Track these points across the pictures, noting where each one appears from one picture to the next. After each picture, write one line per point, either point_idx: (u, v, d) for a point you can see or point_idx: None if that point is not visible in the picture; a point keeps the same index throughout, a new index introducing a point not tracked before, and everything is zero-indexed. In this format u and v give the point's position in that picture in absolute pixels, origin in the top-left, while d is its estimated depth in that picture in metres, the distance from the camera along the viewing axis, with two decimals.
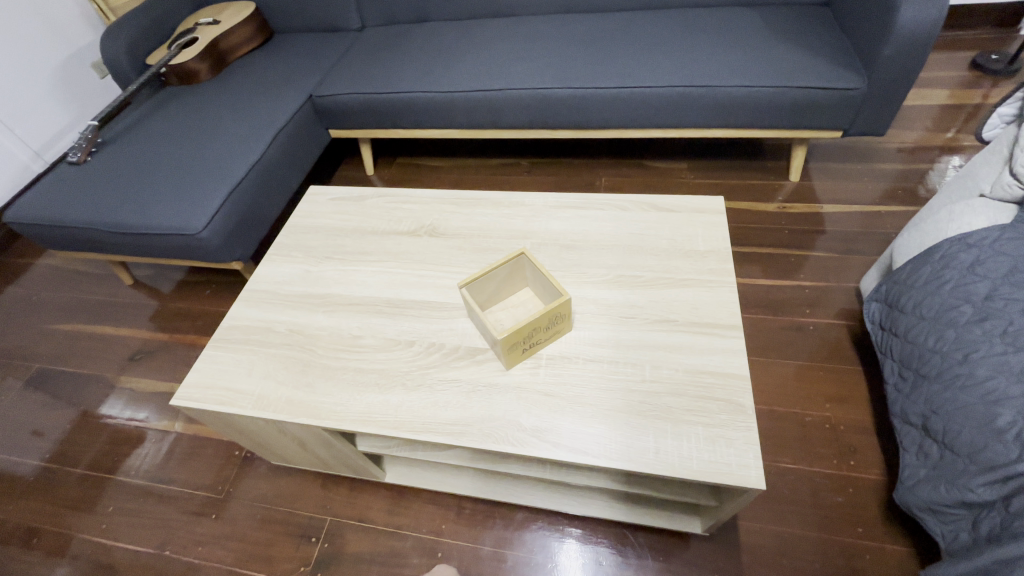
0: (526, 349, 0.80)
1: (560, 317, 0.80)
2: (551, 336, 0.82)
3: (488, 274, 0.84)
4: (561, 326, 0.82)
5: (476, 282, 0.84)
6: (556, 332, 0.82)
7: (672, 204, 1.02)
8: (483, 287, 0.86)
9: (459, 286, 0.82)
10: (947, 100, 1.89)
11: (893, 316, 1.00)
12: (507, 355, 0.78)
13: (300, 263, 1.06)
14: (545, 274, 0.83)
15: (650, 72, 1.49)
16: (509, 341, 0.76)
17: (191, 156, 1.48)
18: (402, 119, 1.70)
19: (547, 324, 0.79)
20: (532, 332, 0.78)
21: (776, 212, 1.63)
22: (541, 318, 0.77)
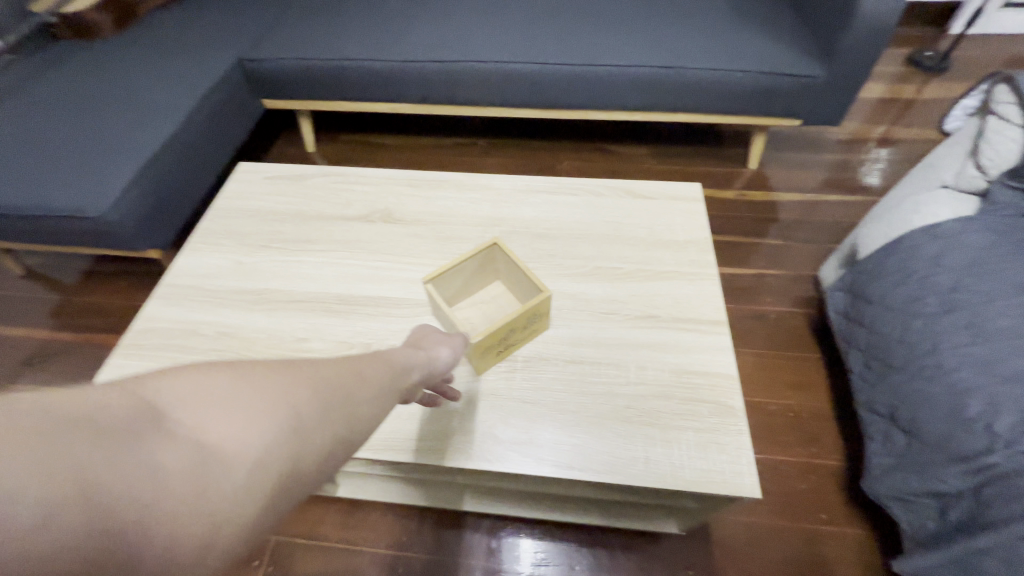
0: (500, 352, 0.72)
1: (539, 316, 0.72)
2: (527, 336, 0.74)
3: (456, 269, 0.75)
4: (539, 324, 0.74)
5: (441, 277, 0.74)
6: (532, 332, 0.74)
7: (647, 190, 0.96)
8: (449, 284, 0.76)
9: (422, 281, 0.71)
10: (885, 93, 1.96)
11: (858, 307, 1.01)
12: (477, 361, 0.70)
13: (230, 253, 0.91)
14: (522, 267, 0.74)
15: (617, 50, 1.42)
16: (479, 347, 0.67)
17: (93, 123, 1.26)
18: (346, 90, 1.53)
19: (524, 324, 0.71)
20: (508, 334, 0.70)
21: (734, 199, 1.63)
22: (518, 320, 0.68)
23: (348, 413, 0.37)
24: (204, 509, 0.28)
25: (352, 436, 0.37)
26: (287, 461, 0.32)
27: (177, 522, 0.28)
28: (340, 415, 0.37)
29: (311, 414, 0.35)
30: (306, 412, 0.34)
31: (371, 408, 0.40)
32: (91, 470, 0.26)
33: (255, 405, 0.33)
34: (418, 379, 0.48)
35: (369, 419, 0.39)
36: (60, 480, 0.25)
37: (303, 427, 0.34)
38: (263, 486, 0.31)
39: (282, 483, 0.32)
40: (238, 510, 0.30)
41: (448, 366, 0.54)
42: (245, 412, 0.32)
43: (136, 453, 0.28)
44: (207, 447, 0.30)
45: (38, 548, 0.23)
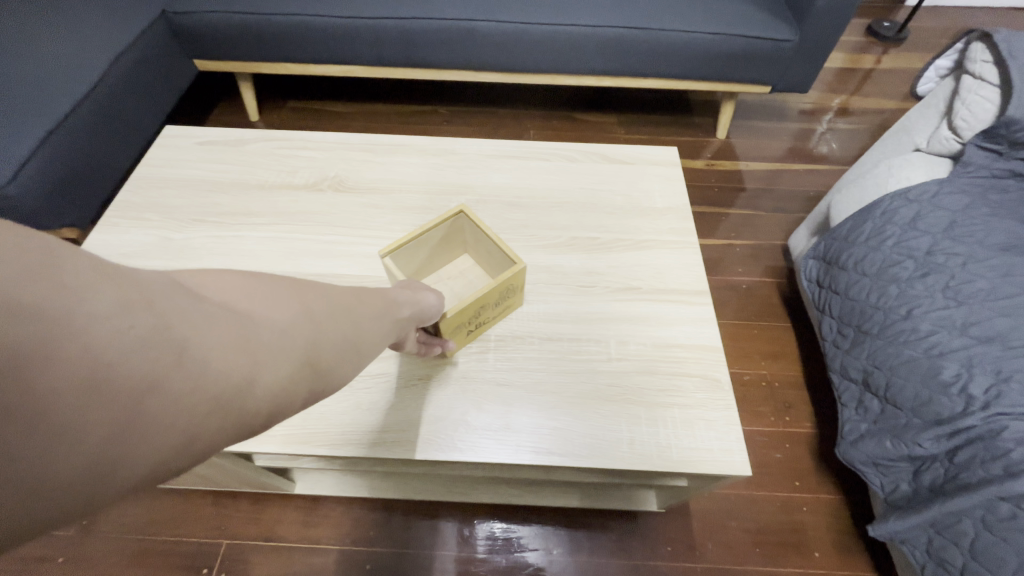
0: (471, 331, 0.65)
1: (512, 291, 0.66)
2: (499, 313, 0.68)
3: (418, 240, 0.67)
4: (512, 301, 0.68)
5: (399, 250, 0.66)
6: (505, 308, 0.68)
7: (623, 154, 0.90)
8: (409, 257, 0.69)
9: (378, 254, 0.63)
10: (846, 63, 1.97)
11: (832, 274, 1.00)
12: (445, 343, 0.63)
13: (156, 228, 0.79)
14: (493, 237, 0.67)
15: (586, 9, 1.34)
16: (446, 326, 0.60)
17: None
18: (292, 50, 1.39)
19: (497, 299, 0.64)
20: (479, 311, 0.63)
21: (704, 170, 1.60)
22: (490, 295, 0.62)
23: (350, 318, 0.41)
24: (240, 352, 0.30)
25: (356, 341, 0.40)
26: (303, 339, 0.35)
27: (217, 355, 0.29)
28: (344, 318, 0.40)
29: (320, 311, 0.38)
30: (317, 308, 0.38)
31: (372, 322, 0.43)
32: (148, 291, 0.28)
33: (275, 291, 0.36)
34: (411, 315, 0.51)
35: (368, 328, 0.43)
36: (121, 288, 0.27)
37: (314, 319, 0.37)
38: (285, 351, 0.33)
39: (302, 355, 0.35)
40: (264, 366, 0.32)
41: (434, 314, 0.56)
42: (268, 294, 0.35)
43: (180, 294, 0.30)
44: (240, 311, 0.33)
45: (105, 334, 0.25)
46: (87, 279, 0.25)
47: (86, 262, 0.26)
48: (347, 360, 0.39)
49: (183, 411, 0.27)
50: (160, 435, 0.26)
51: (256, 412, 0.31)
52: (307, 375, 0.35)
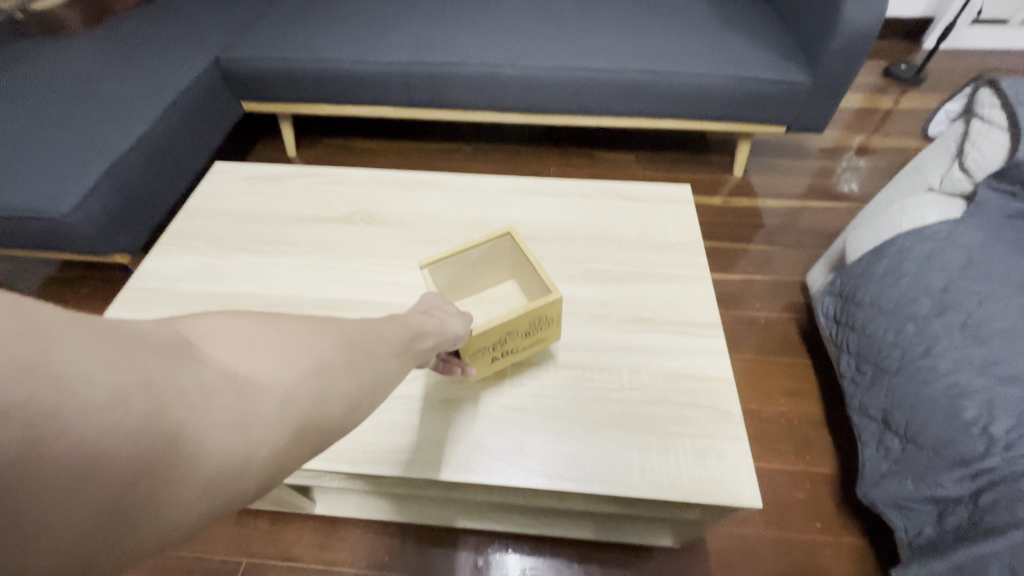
0: (497, 357, 0.67)
1: (546, 323, 0.67)
2: (531, 344, 0.68)
3: (458, 258, 0.72)
4: (546, 332, 0.68)
5: (439, 264, 0.71)
6: (539, 340, 0.68)
7: (637, 192, 0.94)
8: (449, 273, 0.74)
9: (419, 263, 0.68)
10: (864, 104, 2.00)
11: (849, 310, 1.01)
12: (468, 362, 0.64)
13: (201, 255, 0.86)
14: (533, 264, 0.71)
15: (603, 55, 1.42)
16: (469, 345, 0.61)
17: (60, 121, 1.20)
18: (329, 92, 1.50)
19: (528, 328, 0.65)
20: (507, 338, 0.65)
21: (720, 206, 1.63)
22: (519, 322, 0.63)
23: (365, 362, 0.41)
24: (240, 424, 0.31)
25: (372, 384, 0.41)
26: (310, 395, 0.35)
27: (215, 432, 0.30)
28: (359, 361, 0.40)
29: (331, 359, 0.38)
30: (328, 360, 0.38)
31: (388, 364, 0.43)
32: (148, 369, 0.29)
33: (283, 347, 0.36)
34: (428, 347, 0.51)
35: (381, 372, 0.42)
36: (124, 375, 0.28)
37: (325, 370, 0.37)
38: (289, 414, 0.34)
39: (310, 414, 0.35)
40: (267, 432, 0.32)
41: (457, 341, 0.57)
42: (275, 351, 0.36)
43: (183, 365, 0.31)
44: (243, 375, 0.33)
45: (100, 423, 0.26)
46: (90, 367, 0.27)
47: (84, 356, 0.27)
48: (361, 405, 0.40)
49: (176, 492, 0.28)
50: (163, 515, 0.28)
51: (258, 478, 0.32)
52: (317, 430, 0.36)
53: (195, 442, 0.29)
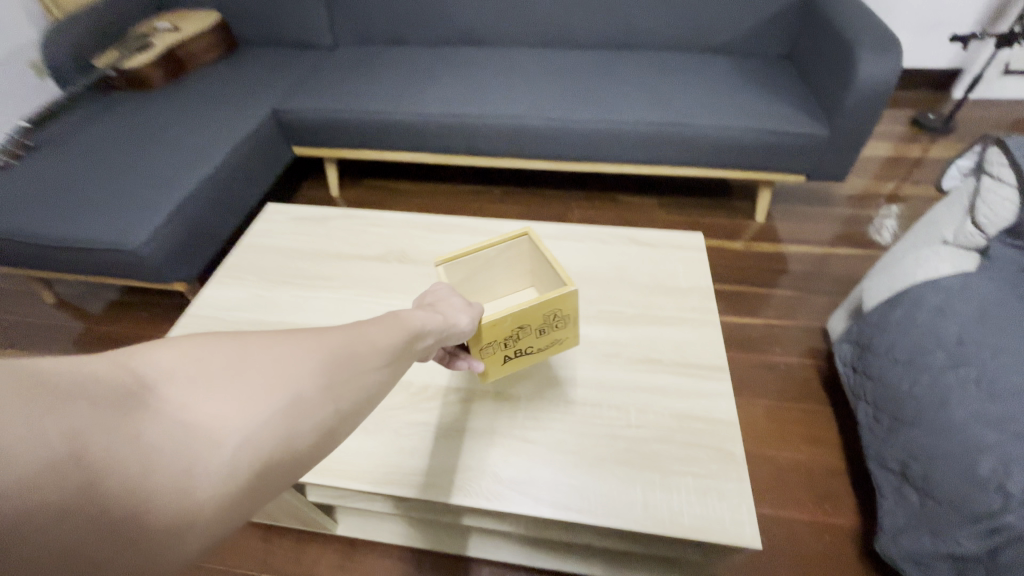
0: (508, 352, 0.70)
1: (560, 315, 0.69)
2: (543, 341, 0.71)
3: (473, 257, 0.78)
4: (557, 329, 0.70)
5: (454, 264, 0.77)
6: (550, 337, 0.71)
7: (651, 239, 1.00)
8: (466, 271, 0.80)
9: (434, 264, 0.76)
10: (890, 152, 2.01)
11: (866, 359, 1.01)
12: (478, 353, 0.67)
13: (251, 286, 0.96)
14: (550, 261, 0.76)
15: (625, 108, 1.51)
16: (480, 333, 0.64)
17: (140, 166, 1.36)
18: (371, 140, 1.64)
19: (540, 321, 0.68)
20: (520, 329, 0.67)
21: (741, 250, 1.66)
22: (531, 313, 0.66)
23: (346, 378, 0.41)
24: (212, 467, 0.32)
25: (355, 400, 0.41)
26: (290, 421, 0.37)
27: (189, 480, 0.31)
28: (340, 376, 0.41)
29: (308, 379, 0.39)
30: (303, 386, 0.38)
31: (375, 376, 0.43)
32: (105, 428, 0.30)
33: (250, 382, 0.37)
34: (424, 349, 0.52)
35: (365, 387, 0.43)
36: (79, 435, 0.29)
37: (303, 392, 0.38)
38: (268, 444, 0.35)
39: (288, 442, 0.36)
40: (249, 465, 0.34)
41: (465, 333, 0.59)
42: (243, 386, 0.36)
43: (142, 417, 0.32)
44: (217, 413, 0.34)
45: (63, 487, 0.27)
46: (45, 434, 0.28)
47: (40, 424, 0.28)
48: (347, 422, 0.41)
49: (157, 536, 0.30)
50: (151, 559, 0.30)
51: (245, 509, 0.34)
52: (302, 452, 0.37)
53: (169, 493, 0.30)
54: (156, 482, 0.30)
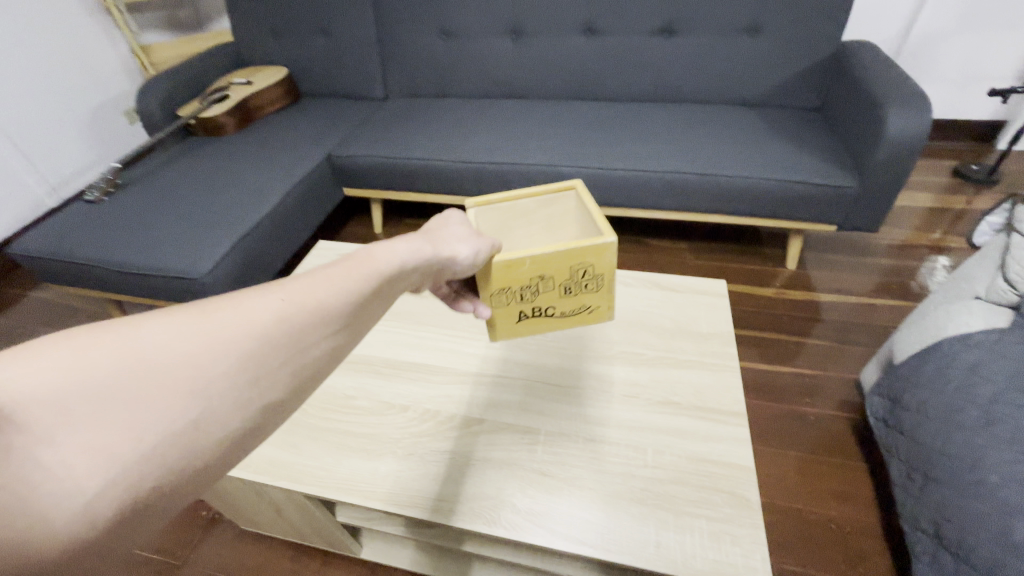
0: (526, 299, 0.76)
1: (587, 271, 0.74)
2: (563, 296, 0.76)
3: (507, 203, 0.84)
4: (578, 283, 0.75)
5: (486, 207, 0.83)
6: (570, 294, 0.76)
7: (675, 284, 1.03)
8: (497, 220, 0.86)
9: (465, 202, 0.83)
10: (933, 203, 1.97)
11: (897, 413, 1.00)
12: (490, 296, 0.75)
13: None
14: (591, 211, 0.79)
15: (655, 158, 1.57)
16: (495, 273, 0.71)
17: (219, 210, 1.49)
18: (414, 183, 1.76)
19: (563, 269, 0.73)
20: (541, 278, 0.73)
21: (772, 297, 1.65)
22: (556, 262, 0.72)
23: (272, 364, 0.41)
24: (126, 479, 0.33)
25: (296, 370, 0.43)
26: (221, 414, 0.38)
27: (105, 495, 0.32)
28: (273, 355, 0.42)
29: (233, 364, 0.39)
30: (217, 383, 0.38)
31: (307, 355, 0.44)
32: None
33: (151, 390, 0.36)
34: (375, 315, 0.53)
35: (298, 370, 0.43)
36: None
37: (229, 380, 0.38)
38: (202, 436, 0.36)
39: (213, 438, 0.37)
40: (183, 464, 0.35)
41: (467, 266, 0.66)
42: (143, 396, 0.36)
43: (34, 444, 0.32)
44: (125, 431, 0.34)
45: None
46: None
47: None
48: (291, 391, 0.43)
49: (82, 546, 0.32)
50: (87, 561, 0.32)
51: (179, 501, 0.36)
52: (244, 430, 0.39)
53: (85, 509, 0.32)
54: (75, 491, 0.32)
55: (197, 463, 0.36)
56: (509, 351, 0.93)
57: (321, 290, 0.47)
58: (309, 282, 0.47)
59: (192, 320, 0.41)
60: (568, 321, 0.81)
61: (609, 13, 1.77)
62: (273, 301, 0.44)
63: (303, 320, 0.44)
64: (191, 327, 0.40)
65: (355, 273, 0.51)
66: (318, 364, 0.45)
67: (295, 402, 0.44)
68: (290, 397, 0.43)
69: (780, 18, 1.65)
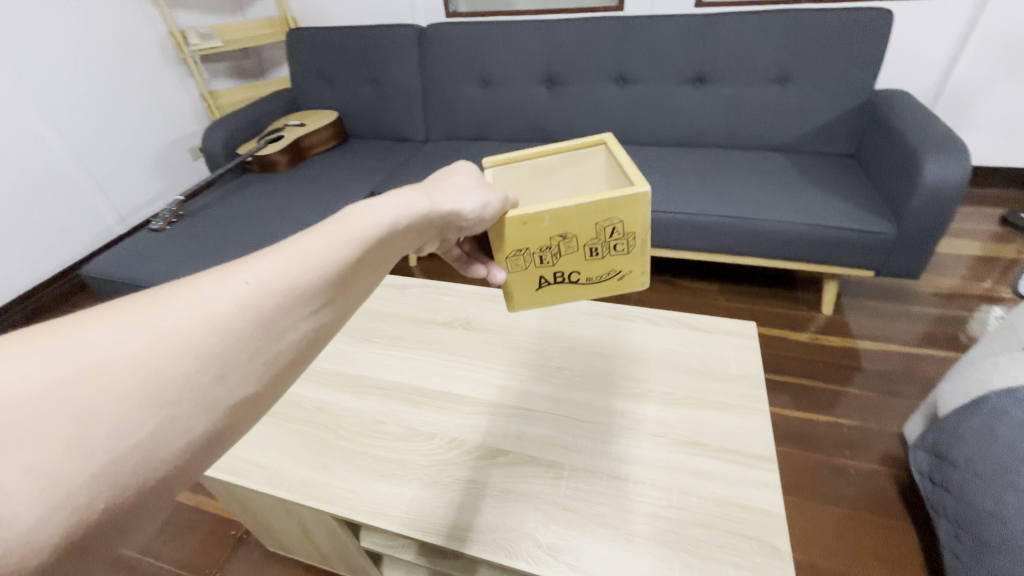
0: (546, 260, 0.73)
1: (615, 226, 0.70)
2: (587, 256, 0.73)
3: (528, 161, 0.84)
4: (603, 240, 0.71)
5: (505, 164, 0.83)
6: (595, 253, 0.73)
7: (704, 324, 1.03)
8: (517, 179, 0.86)
9: (483, 159, 0.83)
10: (981, 251, 1.89)
11: (944, 470, 0.94)
12: (504, 258, 0.73)
13: (337, 341, 1.10)
14: (621, 163, 0.76)
15: (684, 200, 1.60)
16: (509, 232, 0.69)
17: (271, 242, 1.59)
18: None
19: (586, 223, 0.69)
20: (561, 237, 0.70)
21: (807, 342, 1.61)
22: (579, 217, 0.68)
23: (240, 359, 0.36)
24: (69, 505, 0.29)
25: (271, 359, 0.38)
26: (184, 419, 0.33)
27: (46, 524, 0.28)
28: (243, 344, 0.37)
29: (195, 359, 0.34)
30: (172, 388, 0.33)
31: (281, 343, 0.39)
32: None
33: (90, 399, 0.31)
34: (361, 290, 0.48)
35: (270, 361, 0.38)
36: None
37: (190, 379, 0.34)
38: (160, 450, 0.32)
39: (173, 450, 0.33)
40: (142, 479, 0.32)
41: (478, 222, 0.63)
42: (81, 407, 0.30)
43: None
44: (61, 450, 0.29)
45: None
46: None
47: None
48: (268, 382, 0.38)
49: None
50: None
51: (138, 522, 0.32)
52: (212, 434, 0.35)
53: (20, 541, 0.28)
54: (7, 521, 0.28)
55: (162, 475, 0.32)
56: (536, 385, 0.95)
57: (295, 267, 0.41)
58: (281, 260, 0.41)
59: (140, 312, 0.35)
60: (600, 286, 0.77)
61: (640, 64, 1.85)
62: (237, 284, 0.38)
63: (275, 303, 0.39)
64: (142, 319, 0.35)
65: (336, 245, 0.45)
66: (298, 350, 0.40)
67: (275, 392, 0.40)
68: (268, 387, 0.38)
69: (810, 69, 1.69)
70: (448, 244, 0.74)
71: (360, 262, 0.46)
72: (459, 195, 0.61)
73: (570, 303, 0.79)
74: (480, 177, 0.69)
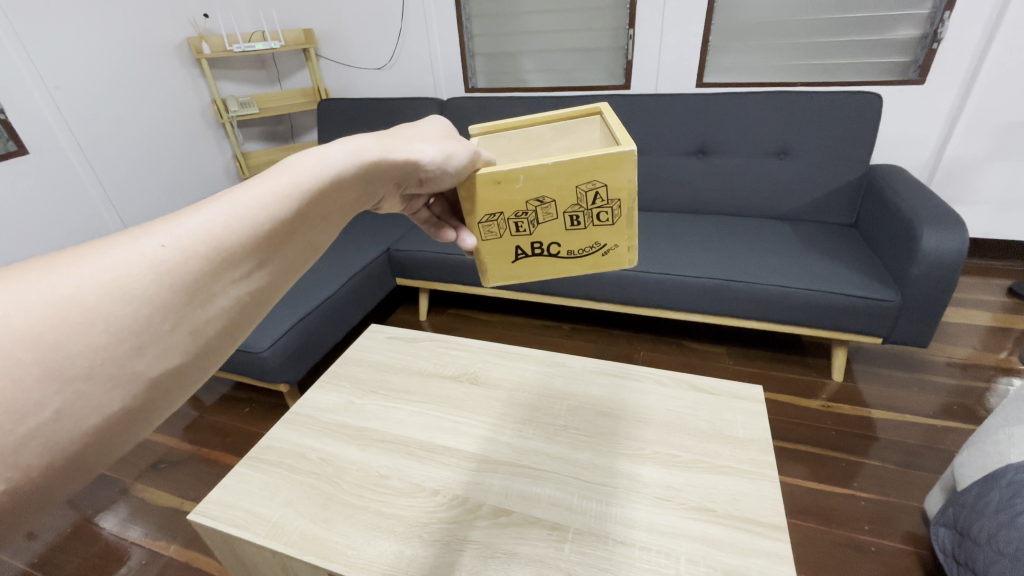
0: (524, 222, 0.76)
1: (597, 190, 0.72)
2: (566, 219, 0.76)
3: (515, 130, 0.91)
4: (583, 200, 0.73)
5: (492, 133, 0.91)
6: (574, 216, 0.75)
7: (710, 386, 1.04)
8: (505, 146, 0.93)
9: (470, 126, 0.91)
10: (992, 321, 1.89)
11: (967, 548, 0.90)
12: (477, 223, 0.77)
13: (346, 393, 1.12)
14: (611, 127, 0.80)
15: (688, 264, 1.64)
16: (484, 193, 0.73)
17: (289, 294, 1.65)
18: (461, 278, 1.89)
19: (565, 184, 0.72)
20: (540, 199, 0.73)
21: (818, 410, 1.58)
22: (556, 181, 0.71)
23: (159, 331, 0.35)
24: None
25: (198, 327, 0.38)
26: (95, 395, 0.33)
27: None
28: (162, 312, 0.36)
29: (105, 330, 0.33)
30: (73, 364, 0.32)
31: (208, 312, 0.38)
32: None
33: None
34: (304, 253, 0.47)
35: (196, 333, 0.37)
36: None
37: (102, 352, 0.33)
38: (69, 426, 0.32)
39: (84, 428, 0.33)
40: (49, 458, 0.32)
41: (440, 174, 0.65)
42: None
43: None
44: None
45: None
46: None
47: None
48: (195, 352, 0.38)
49: None
50: None
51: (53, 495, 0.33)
52: (129, 408, 0.35)
53: None
54: None
55: (74, 449, 0.33)
56: (541, 442, 0.94)
57: (219, 228, 0.40)
58: (204, 222, 0.39)
59: (40, 280, 0.33)
60: (578, 257, 0.81)
61: (646, 137, 1.97)
62: (150, 248, 0.37)
63: (198, 269, 0.38)
64: (39, 290, 0.33)
65: (266, 203, 0.44)
66: (229, 315, 0.40)
67: (208, 361, 0.39)
68: (198, 356, 0.38)
69: (807, 144, 1.79)
70: (413, 204, 0.74)
71: (297, 221, 0.46)
72: (416, 144, 0.63)
73: (551, 271, 0.83)
74: (445, 131, 0.71)
